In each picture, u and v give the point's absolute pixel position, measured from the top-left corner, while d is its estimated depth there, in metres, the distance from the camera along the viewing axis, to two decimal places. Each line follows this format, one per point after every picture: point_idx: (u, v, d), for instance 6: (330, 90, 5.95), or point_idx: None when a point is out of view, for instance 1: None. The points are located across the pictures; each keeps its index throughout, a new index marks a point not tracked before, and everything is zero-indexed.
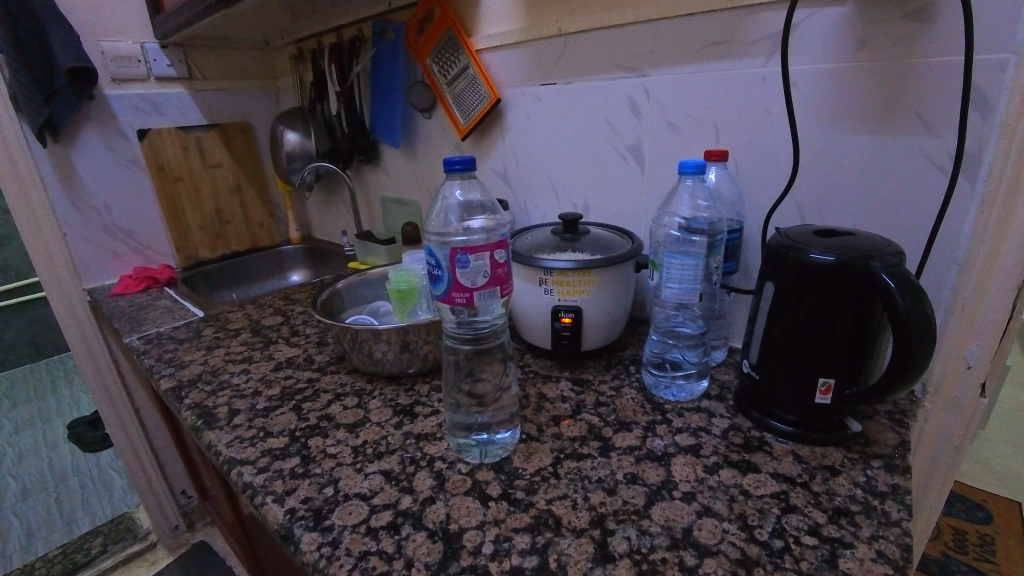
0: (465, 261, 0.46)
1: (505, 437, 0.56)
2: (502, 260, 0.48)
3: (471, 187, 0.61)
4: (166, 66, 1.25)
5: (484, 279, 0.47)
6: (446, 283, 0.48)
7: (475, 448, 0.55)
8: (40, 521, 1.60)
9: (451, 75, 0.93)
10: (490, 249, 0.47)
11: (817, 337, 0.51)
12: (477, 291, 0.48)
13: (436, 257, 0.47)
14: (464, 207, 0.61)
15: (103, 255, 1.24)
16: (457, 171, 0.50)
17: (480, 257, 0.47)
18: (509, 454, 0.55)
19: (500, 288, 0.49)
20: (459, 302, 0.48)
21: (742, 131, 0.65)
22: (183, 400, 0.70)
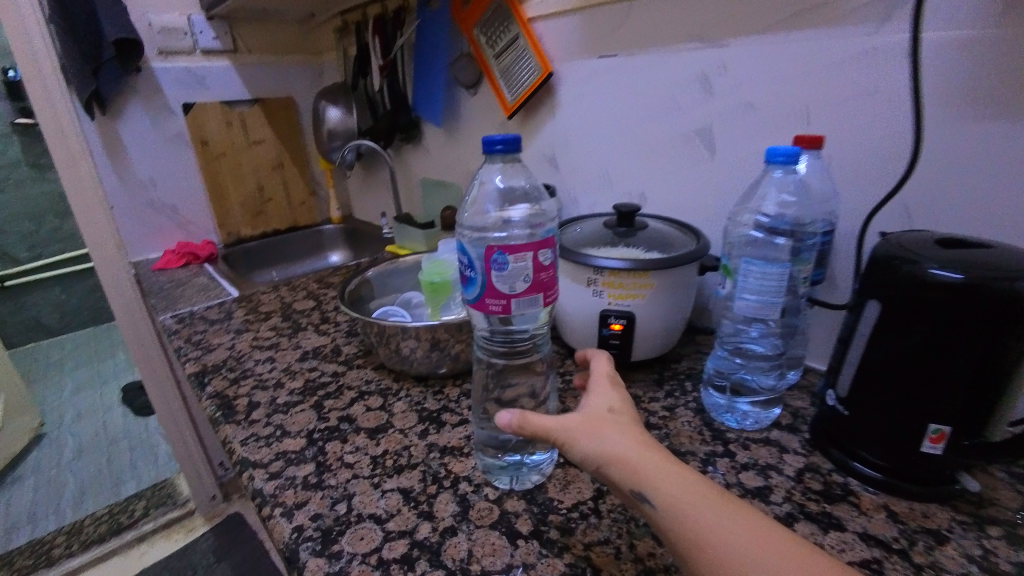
0: (502, 262, 0.39)
1: (540, 459, 0.49)
2: (547, 262, 0.41)
3: (513, 171, 0.53)
4: (212, 38, 1.23)
5: (524, 284, 0.40)
6: (479, 287, 0.41)
7: (505, 472, 0.48)
8: (92, 478, 1.67)
9: (498, 47, 0.85)
10: (533, 249, 0.39)
11: (929, 371, 0.41)
12: (516, 298, 0.40)
13: (469, 256, 0.41)
14: (504, 197, 0.53)
15: (147, 229, 1.25)
16: (498, 153, 0.43)
17: (520, 258, 0.39)
18: (546, 481, 0.48)
19: (543, 294, 0.41)
20: (493, 309, 0.41)
21: (841, 114, 0.54)
22: (205, 387, 0.67)
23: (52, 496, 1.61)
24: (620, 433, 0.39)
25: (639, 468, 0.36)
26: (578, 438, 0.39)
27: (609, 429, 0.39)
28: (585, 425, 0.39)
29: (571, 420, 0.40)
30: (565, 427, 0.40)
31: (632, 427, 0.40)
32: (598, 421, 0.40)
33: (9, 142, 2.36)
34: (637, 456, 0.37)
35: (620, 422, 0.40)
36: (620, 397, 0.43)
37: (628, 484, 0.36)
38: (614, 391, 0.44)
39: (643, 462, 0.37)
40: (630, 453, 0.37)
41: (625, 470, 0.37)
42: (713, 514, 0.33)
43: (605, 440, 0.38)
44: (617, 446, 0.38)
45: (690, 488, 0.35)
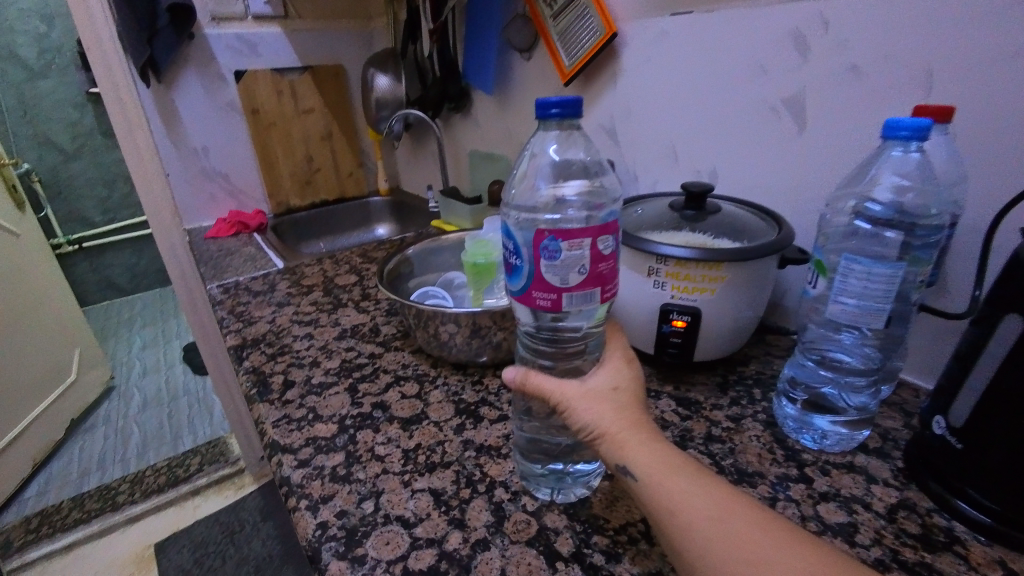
0: (553, 249, 0.34)
1: (585, 469, 0.44)
2: (607, 251, 0.35)
3: (570, 142, 0.46)
4: (263, 3, 1.20)
5: (578, 277, 0.34)
6: (526, 278, 0.36)
7: (545, 482, 0.44)
8: (154, 431, 1.78)
9: (557, 6, 0.77)
10: (591, 235, 0.33)
11: None
12: (568, 293, 0.35)
13: (515, 241, 0.36)
14: (559, 172, 0.47)
15: (202, 197, 1.28)
16: (554, 119, 0.37)
17: (576, 246, 0.34)
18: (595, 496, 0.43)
19: (602, 288, 0.36)
20: (541, 304, 0.36)
21: (979, 79, 0.44)
22: (243, 362, 0.66)
23: (119, 446, 1.72)
24: (616, 410, 0.37)
25: (627, 446, 0.34)
26: (575, 408, 0.37)
27: (606, 405, 0.37)
28: (584, 397, 0.38)
29: (570, 389, 0.38)
30: (564, 395, 0.38)
31: (633, 406, 0.37)
32: (598, 396, 0.37)
33: (84, 111, 2.49)
34: (625, 429, 0.35)
35: (621, 401, 0.37)
36: (632, 377, 0.40)
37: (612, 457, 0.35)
38: (627, 367, 0.41)
39: (632, 439, 0.35)
40: (621, 430, 0.35)
41: (611, 442, 0.35)
42: (695, 498, 0.31)
43: (600, 415, 0.36)
44: (609, 422, 0.36)
45: (676, 470, 0.33)
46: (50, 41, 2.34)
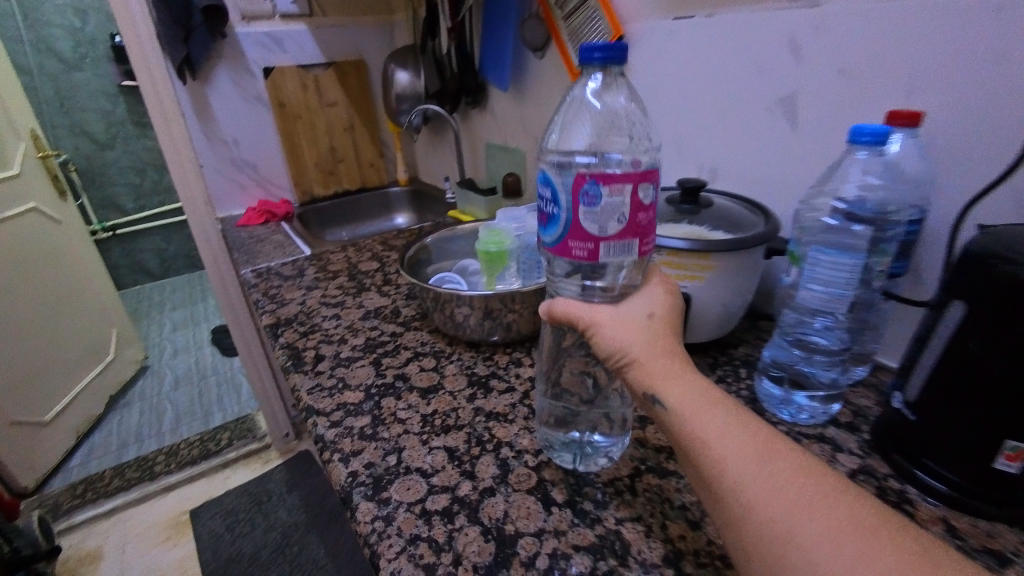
0: (594, 194, 0.35)
1: (603, 444, 0.49)
2: (647, 202, 0.36)
3: (610, 87, 0.45)
4: (289, 3, 1.27)
5: (617, 226, 0.36)
6: (562, 227, 0.38)
7: (566, 448, 0.48)
8: (186, 407, 1.89)
9: (568, 8, 0.82)
10: (633, 182, 0.35)
11: (1016, 381, 0.37)
12: (605, 242, 0.37)
13: (554, 189, 0.37)
14: (597, 120, 0.48)
15: (232, 187, 1.36)
16: (596, 65, 0.38)
17: (616, 192, 0.35)
18: (614, 466, 0.47)
19: (639, 241, 0.37)
20: (577, 254, 0.38)
21: (948, 85, 0.47)
22: (278, 338, 0.73)
23: (154, 420, 1.84)
24: (649, 337, 0.37)
25: (660, 378, 0.35)
26: (605, 332, 0.38)
27: (639, 333, 0.37)
28: (616, 322, 0.38)
29: (603, 314, 0.39)
30: (595, 319, 0.39)
31: (666, 336, 0.38)
32: (630, 322, 0.38)
33: (116, 102, 2.60)
34: (660, 363, 0.36)
35: (653, 329, 0.38)
36: (666, 305, 0.40)
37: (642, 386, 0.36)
38: (664, 296, 0.41)
39: (666, 372, 0.35)
40: (654, 361, 0.36)
41: (643, 373, 0.36)
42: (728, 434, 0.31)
43: (633, 342, 0.37)
44: (643, 351, 0.36)
45: (707, 402, 0.33)
46: (84, 35, 2.44)
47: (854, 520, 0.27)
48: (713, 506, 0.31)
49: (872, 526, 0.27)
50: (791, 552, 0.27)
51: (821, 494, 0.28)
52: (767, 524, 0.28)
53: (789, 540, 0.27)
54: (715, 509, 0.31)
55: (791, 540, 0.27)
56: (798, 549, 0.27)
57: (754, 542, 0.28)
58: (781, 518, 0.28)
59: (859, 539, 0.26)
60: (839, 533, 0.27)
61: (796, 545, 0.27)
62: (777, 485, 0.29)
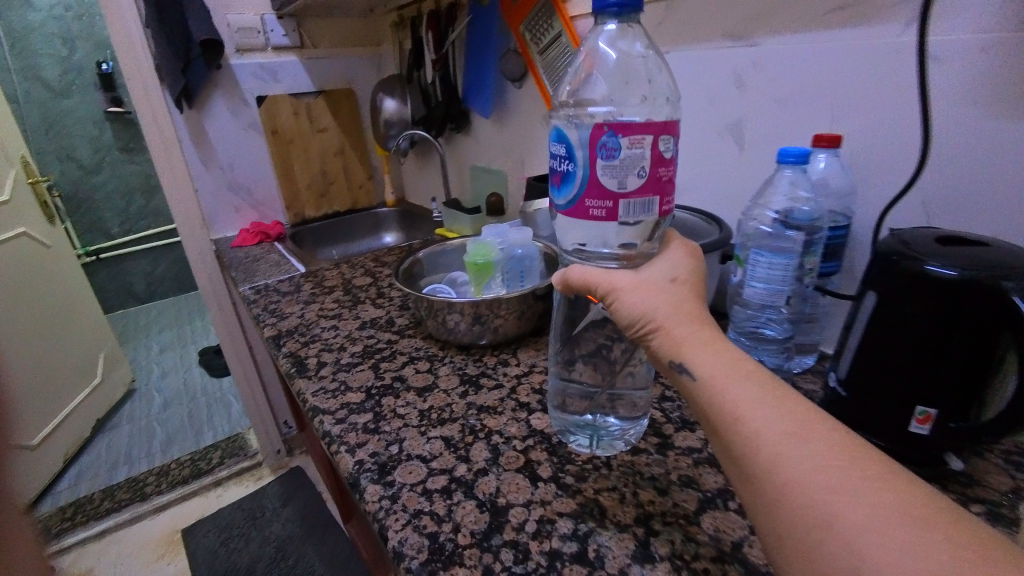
0: (614, 145, 0.36)
1: (618, 427, 0.55)
2: (666, 156, 0.38)
3: (626, 35, 0.46)
4: (282, 36, 1.34)
5: (637, 180, 0.37)
6: (580, 185, 0.38)
7: (583, 431, 0.55)
8: (176, 428, 1.90)
9: (543, 44, 0.91)
10: (653, 133, 0.36)
11: (924, 356, 0.45)
12: (625, 198, 0.37)
13: (570, 148, 0.38)
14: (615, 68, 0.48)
15: (227, 209, 1.39)
16: (611, 11, 0.38)
17: (636, 143, 0.36)
18: (628, 448, 0.53)
19: (659, 198, 0.38)
20: (594, 213, 0.38)
21: (862, 114, 0.56)
22: (281, 348, 0.79)
23: (144, 442, 1.84)
24: (673, 303, 0.37)
25: (689, 348, 0.35)
26: (625, 298, 0.38)
27: (663, 297, 0.38)
28: (637, 287, 0.39)
29: (623, 278, 0.39)
30: (615, 284, 0.39)
31: (691, 301, 0.38)
32: (652, 287, 0.38)
33: (104, 128, 2.64)
34: (691, 334, 0.36)
35: (678, 293, 0.38)
36: (690, 267, 0.41)
37: (669, 355, 0.36)
38: (686, 259, 0.41)
39: (694, 342, 0.35)
40: (680, 328, 0.36)
41: (671, 343, 0.36)
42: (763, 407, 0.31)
43: (656, 307, 0.37)
44: (668, 318, 0.37)
45: (739, 374, 0.33)
46: (73, 63, 2.49)
47: (905, 510, 0.26)
48: (743, 481, 0.31)
49: (925, 516, 0.26)
50: (828, 536, 0.27)
51: (868, 479, 0.28)
52: (803, 505, 0.28)
53: (828, 524, 0.27)
54: (745, 486, 0.31)
55: (829, 523, 0.27)
56: (837, 533, 0.26)
57: (787, 521, 0.28)
58: (818, 499, 0.28)
59: (908, 531, 0.25)
60: (886, 522, 0.26)
61: (835, 529, 0.27)
62: (817, 466, 0.28)
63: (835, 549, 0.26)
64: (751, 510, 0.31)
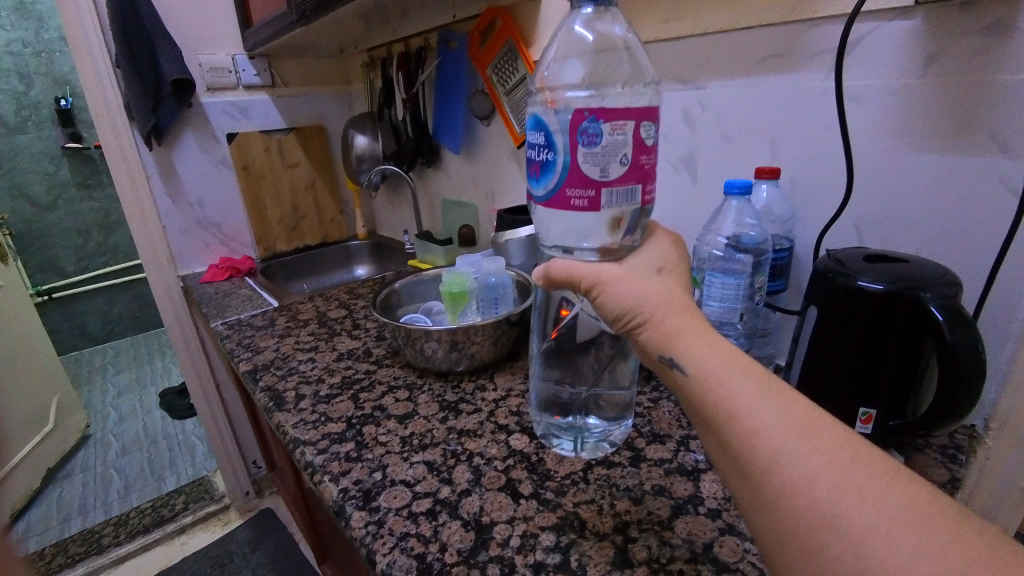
0: (596, 130, 0.38)
1: (597, 426, 0.61)
2: (648, 143, 0.40)
3: (602, 18, 0.50)
4: (253, 75, 1.37)
5: (620, 166, 0.39)
6: (562, 171, 0.40)
7: (567, 434, 0.60)
8: (136, 474, 1.81)
9: (510, 84, 0.97)
10: (634, 117, 0.38)
11: (861, 361, 0.50)
12: (609, 186, 0.39)
13: (552, 136, 0.40)
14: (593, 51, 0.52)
15: (196, 245, 1.38)
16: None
17: (618, 129, 0.38)
18: (612, 449, 0.58)
19: (641, 186, 0.41)
20: (576, 202, 0.40)
21: (796, 149, 0.63)
22: (258, 382, 0.79)
23: (100, 491, 1.74)
24: (663, 294, 0.39)
25: (681, 341, 0.36)
26: (613, 287, 0.40)
27: (650, 287, 0.39)
28: (623, 278, 0.40)
29: (608, 270, 0.40)
30: (601, 275, 0.41)
31: (677, 291, 0.40)
32: (639, 277, 0.40)
33: (60, 164, 2.56)
34: (682, 328, 0.37)
35: (665, 284, 0.40)
36: (676, 257, 0.43)
37: (661, 350, 0.37)
38: (672, 248, 0.44)
39: (687, 335, 0.36)
40: (671, 321, 0.37)
41: (663, 338, 0.37)
42: (761, 403, 0.32)
43: (646, 299, 0.39)
44: (658, 310, 0.38)
45: (734, 367, 0.35)
46: (28, 99, 2.43)
47: (909, 509, 0.28)
48: (739, 477, 0.33)
49: (928, 515, 0.28)
50: (833, 536, 0.28)
51: (871, 478, 0.29)
52: (805, 504, 0.29)
53: (833, 524, 0.28)
54: (743, 482, 0.32)
55: (835, 524, 0.28)
56: (842, 531, 0.28)
57: (789, 518, 0.30)
58: (820, 497, 0.29)
59: (913, 532, 0.27)
60: (892, 522, 0.27)
61: (841, 530, 0.28)
62: (819, 465, 0.30)
63: (838, 548, 0.28)
64: (748, 507, 0.32)
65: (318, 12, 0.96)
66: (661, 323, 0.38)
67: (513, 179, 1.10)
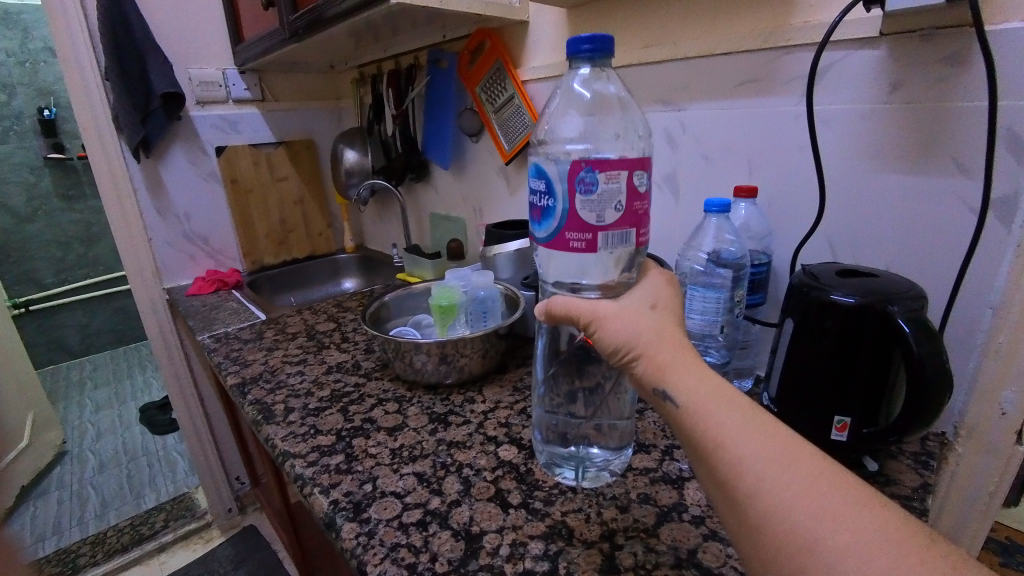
0: (592, 180, 0.40)
1: (602, 458, 0.58)
2: (640, 189, 0.42)
3: (600, 77, 0.52)
4: (243, 89, 1.38)
5: (615, 215, 0.41)
6: (559, 219, 0.42)
7: (568, 463, 0.58)
8: (114, 492, 1.76)
9: (498, 103, 1.00)
10: (628, 169, 0.40)
11: (835, 372, 0.52)
12: (604, 231, 0.41)
13: (551, 184, 0.42)
14: (590, 106, 0.53)
15: (182, 258, 1.37)
16: (585, 57, 0.44)
17: (612, 178, 0.40)
18: (613, 478, 0.56)
19: (636, 230, 0.42)
20: (575, 245, 0.42)
21: (771, 169, 0.67)
22: (246, 395, 0.79)
23: (76, 510, 1.70)
24: (655, 329, 0.41)
25: (672, 373, 0.38)
26: (609, 324, 0.42)
27: (643, 323, 0.41)
28: (617, 314, 0.42)
29: (603, 307, 0.43)
30: (597, 313, 0.43)
31: (670, 325, 0.41)
32: (633, 313, 0.42)
33: (41, 174, 2.53)
34: (674, 360, 0.39)
35: (658, 319, 0.42)
36: (668, 294, 0.45)
37: (654, 380, 0.39)
38: (665, 286, 0.46)
39: (677, 367, 0.38)
40: (663, 354, 0.39)
41: (655, 369, 0.39)
42: (746, 433, 0.34)
43: (639, 333, 0.40)
44: (650, 344, 0.40)
45: (721, 398, 0.36)
46: (10, 109, 2.41)
47: (881, 534, 0.29)
48: (726, 504, 0.34)
49: (899, 539, 0.29)
50: (809, 559, 0.29)
51: (846, 505, 0.31)
52: (785, 530, 0.31)
53: (810, 548, 0.30)
54: (729, 507, 0.34)
55: (811, 548, 0.30)
56: (818, 556, 0.29)
57: (770, 543, 0.31)
58: (799, 521, 0.31)
59: (884, 556, 0.28)
60: (865, 545, 0.29)
61: (817, 554, 0.29)
62: (798, 492, 0.31)
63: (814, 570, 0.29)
64: (733, 531, 0.34)
65: (311, 30, 0.98)
66: (654, 354, 0.39)
67: (501, 195, 1.12)
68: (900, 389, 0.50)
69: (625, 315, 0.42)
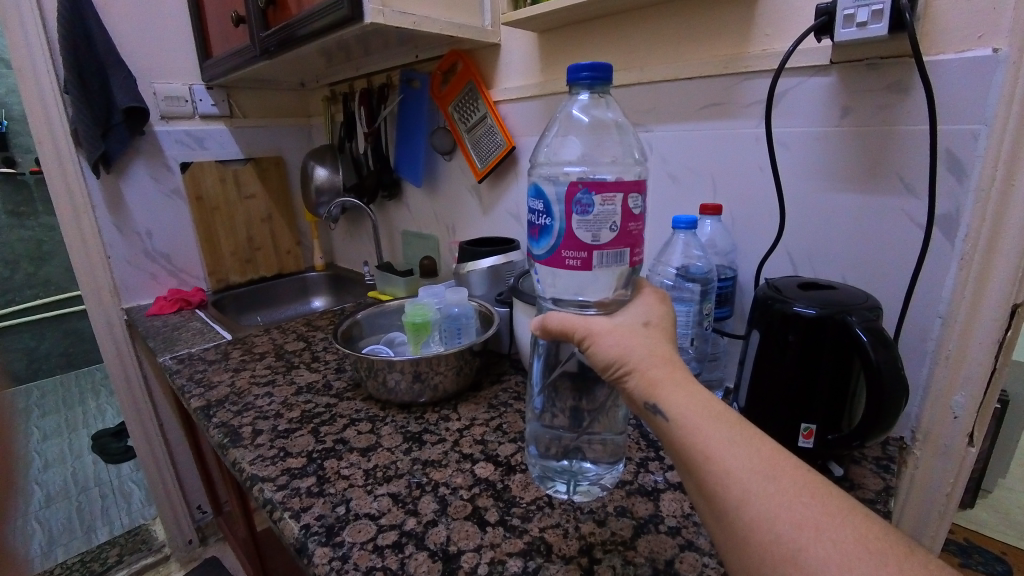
0: (588, 202, 0.41)
1: (595, 473, 0.58)
2: (635, 212, 0.43)
3: (598, 104, 0.54)
4: (210, 105, 1.36)
5: (610, 234, 0.42)
6: (558, 236, 0.43)
7: (561, 477, 0.58)
8: (62, 527, 1.65)
9: (471, 122, 1.02)
10: (623, 192, 0.41)
11: (802, 379, 0.54)
12: (600, 249, 0.42)
13: (547, 201, 0.43)
14: (589, 130, 0.56)
15: (142, 278, 1.32)
16: (584, 83, 0.45)
17: (608, 201, 0.41)
18: (604, 493, 0.56)
19: (630, 249, 0.43)
20: (570, 262, 0.43)
21: (734, 187, 0.69)
22: (211, 419, 0.76)
23: None
24: (647, 345, 0.41)
25: (662, 388, 0.38)
26: (602, 339, 0.42)
27: (635, 340, 0.41)
28: (611, 331, 0.42)
29: (598, 324, 0.43)
30: (591, 328, 0.43)
31: (663, 344, 0.41)
32: (626, 331, 0.42)
33: None
34: (665, 374, 0.39)
35: (650, 337, 0.42)
36: (661, 312, 0.45)
37: (643, 396, 0.39)
38: (657, 304, 0.45)
39: (667, 383, 0.38)
40: (654, 370, 0.39)
41: (645, 384, 0.39)
42: (734, 448, 0.35)
43: (631, 350, 0.41)
44: (643, 360, 0.40)
45: (711, 414, 0.36)
46: None
47: (859, 543, 0.30)
48: (714, 516, 0.34)
49: (878, 548, 0.30)
50: (794, 569, 0.30)
51: (827, 515, 0.32)
52: (770, 540, 0.31)
53: (793, 560, 0.30)
54: (716, 521, 0.34)
55: (795, 558, 0.30)
56: (803, 566, 0.30)
57: (755, 557, 0.32)
58: (782, 534, 0.31)
59: (864, 564, 0.29)
60: (844, 555, 0.30)
61: (801, 563, 0.30)
62: (782, 504, 0.32)
63: None
64: (719, 544, 0.35)
65: (282, 48, 0.97)
66: (646, 370, 0.39)
67: (473, 212, 1.13)
68: (860, 396, 0.52)
69: (618, 333, 0.42)
